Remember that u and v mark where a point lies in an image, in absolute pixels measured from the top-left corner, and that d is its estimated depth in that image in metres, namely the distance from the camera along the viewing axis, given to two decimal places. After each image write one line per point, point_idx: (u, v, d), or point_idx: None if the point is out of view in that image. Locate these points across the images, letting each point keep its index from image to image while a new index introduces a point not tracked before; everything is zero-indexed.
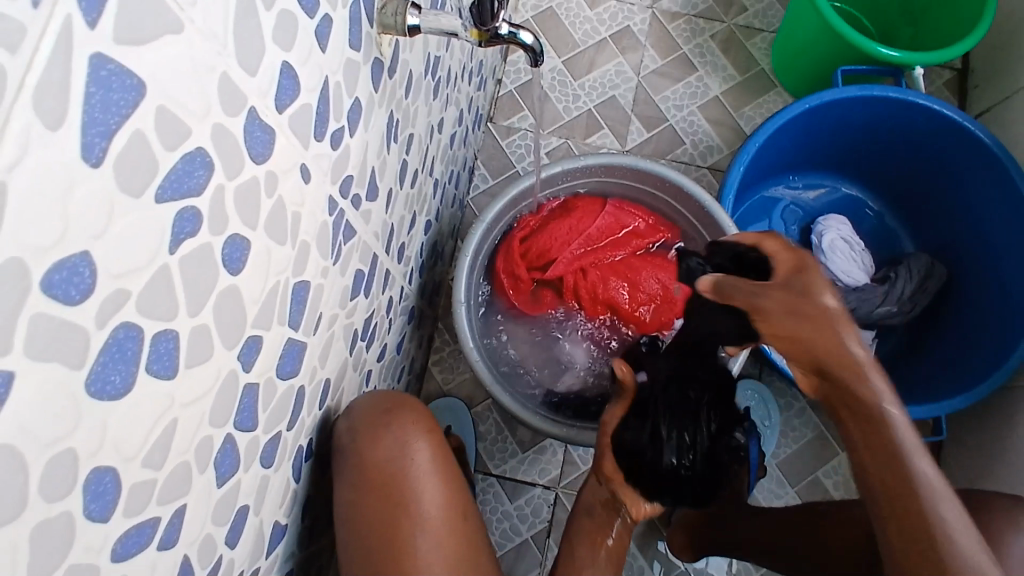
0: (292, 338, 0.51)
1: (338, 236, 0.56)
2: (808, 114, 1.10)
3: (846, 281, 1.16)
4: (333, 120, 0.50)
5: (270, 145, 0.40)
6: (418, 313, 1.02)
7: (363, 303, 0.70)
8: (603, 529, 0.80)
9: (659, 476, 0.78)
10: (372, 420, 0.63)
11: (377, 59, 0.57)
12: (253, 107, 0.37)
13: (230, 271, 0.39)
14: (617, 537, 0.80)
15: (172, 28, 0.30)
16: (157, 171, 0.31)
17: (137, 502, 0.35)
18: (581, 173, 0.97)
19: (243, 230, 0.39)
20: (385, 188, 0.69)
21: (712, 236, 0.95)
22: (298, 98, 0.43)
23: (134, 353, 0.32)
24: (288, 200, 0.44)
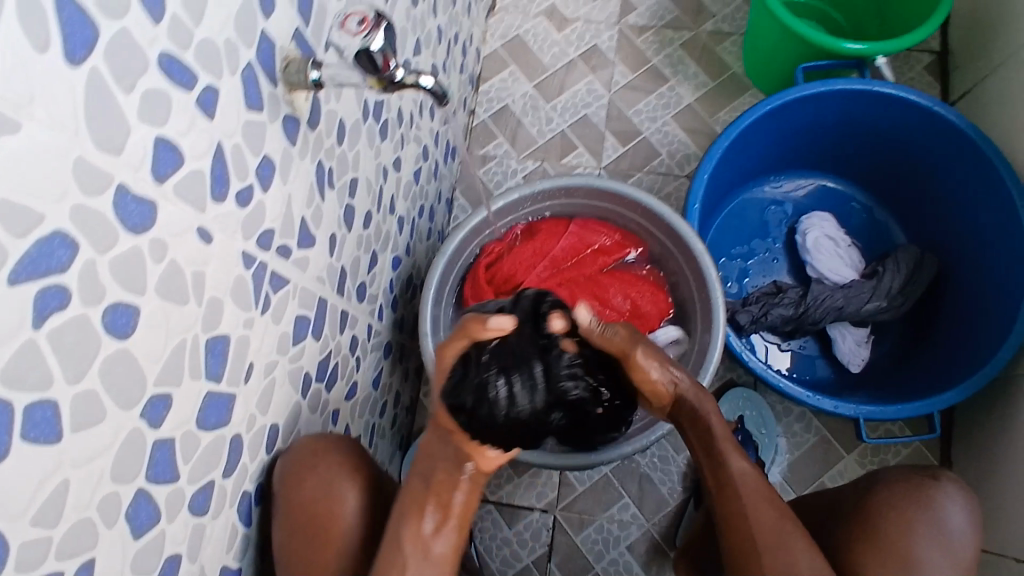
0: (215, 391, 0.53)
1: (264, 286, 0.59)
2: (772, 115, 1.09)
3: (834, 279, 1.13)
4: (236, 180, 0.52)
5: (151, 214, 0.43)
6: (398, 347, 1.05)
7: (314, 345, 0.72)
8: (442, 493, 0.68)
9: (479, 418, 0.64)
10: (304, 463, 0.64)
11: (288, 115, 0.60)
12: (122, 183, 0.40)
13: (116, 336, 0.41)
14: (461, 491, 0.69)
15: (7, 128, 0.33)
16: (8, 257, 0.34)
17: (30, 559, 0.38)
18: (543, 197, 0.97)
19: (127, 297, 0.42)
20: (325, 233, 0.71)
21: (675, 248, 0.95)
22: (182, 167, 0.46)
23: (5, 424, 0.35)
24: (184, 262, 0.47)
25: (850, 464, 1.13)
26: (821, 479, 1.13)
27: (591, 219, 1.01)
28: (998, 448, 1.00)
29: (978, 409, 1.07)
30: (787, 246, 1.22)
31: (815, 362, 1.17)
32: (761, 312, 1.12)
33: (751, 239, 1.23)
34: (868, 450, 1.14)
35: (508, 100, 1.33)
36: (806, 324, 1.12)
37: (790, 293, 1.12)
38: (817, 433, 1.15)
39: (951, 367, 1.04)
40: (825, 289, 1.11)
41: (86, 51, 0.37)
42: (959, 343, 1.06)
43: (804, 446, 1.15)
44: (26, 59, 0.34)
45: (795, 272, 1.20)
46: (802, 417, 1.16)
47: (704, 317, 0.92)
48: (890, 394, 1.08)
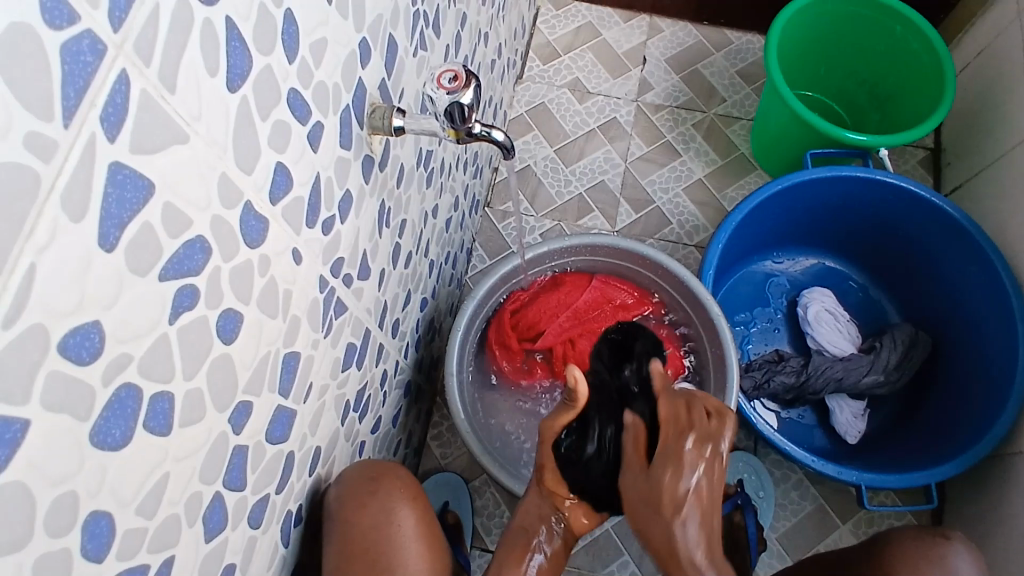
0: (282, 405, 0.56)
1: (329, 311, 0.62)
2: (782, 195, 1.17)
3: (833, 351, 1.19)
4: (324, 210, 0.56)
5: (262, 232, 0.46)
6: (415, 387, 1.07)
7: (356, 374, 0.75)
8: (530, 541, 0.79)
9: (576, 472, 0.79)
10: (362, 487, 0.68)
11: (367, 156, 0.64)
12: (248, 201, 0.44)
13: (223, 340, 0.44)
14: (551, 548, 0.80)
15: (178, 138, 0.36)
16: (162, 254, 0.36)
17: (129, 547, 0.39)
18: (569, 252, 1.03)
19: (236, 305, 0.45)
20: (378, 268, 0.75)
21: (693, 308, 1.00)
22: (289, 192, 0.50)
23: (133, 409, 0.37)
24: (279, 278, 0.50)
25: (845, 534, 1.16)
26: (817, 547, 1.15)
27: (612, 276, 1.07)
28: (989, 524, 1.04)
29: (969, 485, 1.11)
30: (788, 317, 1.28)
31: (813, 432, 1.21)
32: (764, 379, 1.17)
33: (754, 308, 1.29)
34: (863, 519, 1.16)
35: (529, 161, 1.41)
36: (807, 392, 1.16)
37: (791, 362, 1.18)
38: (813, 501, 1.18)
39: (944, 441, 1.09)
40: (825, 360, 1.16)
41: (241, 81, 0.41)
42: (950, 419, 1.11)
43: (801, 513, 1.18)
44: (199, 80, 0.37)
45: (795, 343, 1.26)
46: (800, 484, 1.19)
47: (718, 374, 0.96)
48: (885, 463, 1.12)
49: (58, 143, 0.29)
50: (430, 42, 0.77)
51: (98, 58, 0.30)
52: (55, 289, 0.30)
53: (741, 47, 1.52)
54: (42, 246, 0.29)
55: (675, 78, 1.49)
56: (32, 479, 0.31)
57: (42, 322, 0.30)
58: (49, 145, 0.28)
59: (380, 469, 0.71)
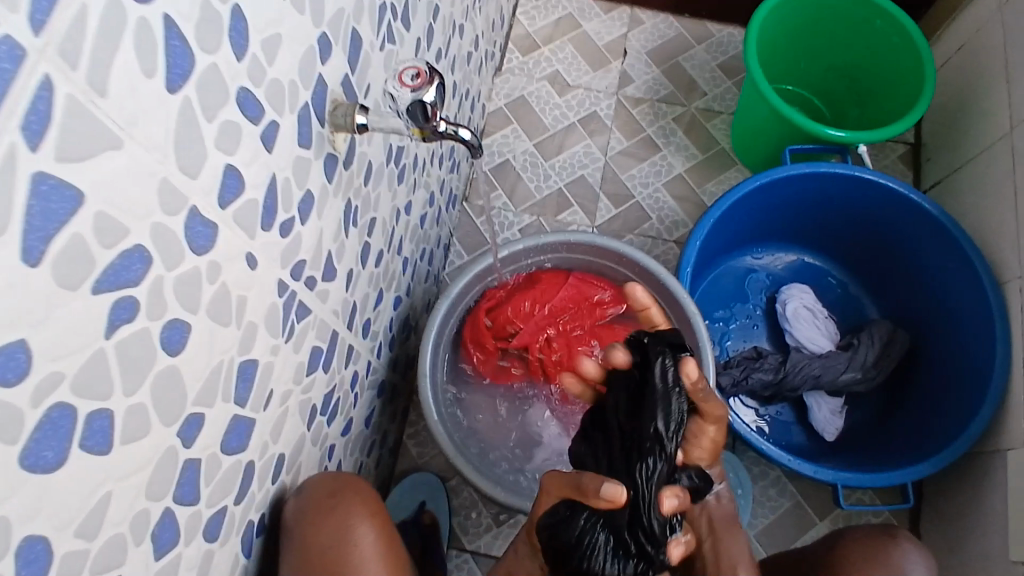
0: (239, 414, 0.54)
1: (291, 315, 0.60)
2: (761, 191, 1.16)
3: (812, 348, 1.19)
4: (282, 211, 0.54)
5: (210, 238, 0.44)
6: (390, 387, 1.05)
7: (323, 378, 0.73)
8: None
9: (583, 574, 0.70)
10: (319, 502, 0.66)
11: (330, 154, 0.62)
12: (194, 207, 0.42)
13: (168, 352, 0.42)
14: None
15: (112, 144, 0.34)
16: (95, 266, 0.34)
17: (69, 572, 0.37)
18: (546, 250, 1.01)
19: (182, 315, 0.43)
20: (345, 269, 0.73)
21: (671, 307, 0.99)
22: (240, 195, 0.47)
23: (69, 430, 0.34)
24: (232, 285, 0.48)
25: (821, 530, 1.16)
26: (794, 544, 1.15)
27: (589, 273, 1.05)
28: (964, 523, 1.04)
29: (944, 483, 1.12)
30: (767, 314, 1.27)
31: (790, 428, 1.21)
32: (741, 376, 1.16)
33: (734, 304, 1.28)
34: (840, 516, 1.17)
35: (508, 155, 1.39)
36: (784, 389, 1.16)
37: (769, 359, 1.17)
38: (791, 498, 1.18)
39: (921, 440, 1.09)
40: (803, 357, 1.16)
41: (184, 81, 0.39)
42: (927, 417, 1.11)
43: (779, 510, 1.18)
44: (135, 81, 0.35)
45: (774, 340, 1.25)
46: (778, 481, 1.19)
47: None
48: (862, 461, 1.12)
49: None
50: (398, 36, 0.75)
51: (17, 64, 0.28)
52: None
53: (722, 40, 1.51)
54: None
55: (656, 71, 1.47)
56: None
57: None
58: None
59: (337, 484, 0.69)
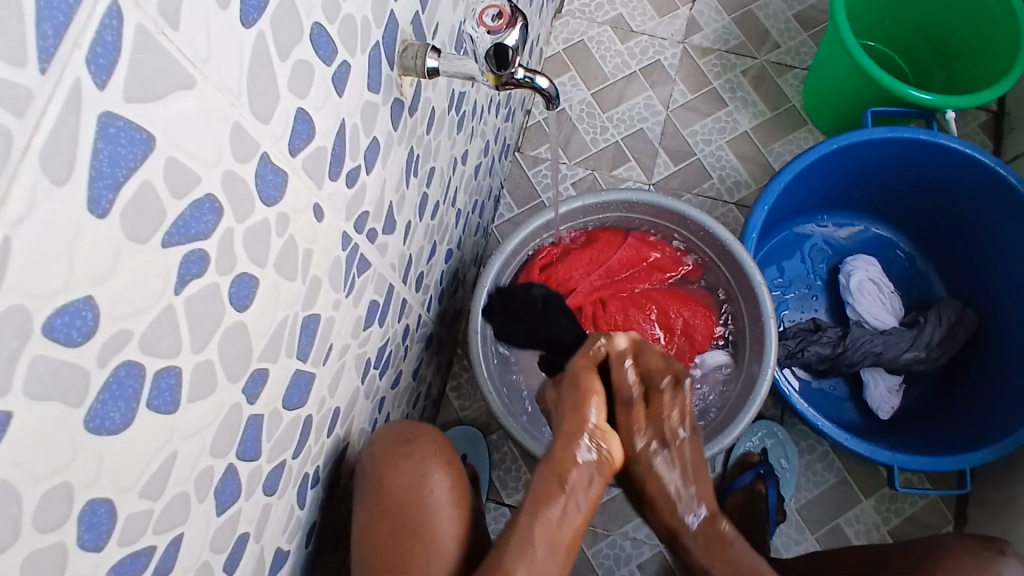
0: (300, 369, 0.52)
1: (352, 267, 0.58)
2: (835, 155, 1.09)
3: (874, 323, 1.13)
4: (349, 160, 0.51)
5: (281, 187, 0.42)
6: (437, 339, 1.03)
7: (377, 332, 0.71)
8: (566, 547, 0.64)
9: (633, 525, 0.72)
10: (396, 448, 0.66)
11: (397, 99, 0.59)
12: (265, 153, 0.39)
13: (236, 308, 0.40)
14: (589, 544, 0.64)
15: (184, 84, 0.31)
16: (165, 218, 0.32)
17: (132, 531, 0.36)
18: (605, 209, 0.97)
19: (252, 269, 0.41)
20: (403, 220, 0.70)
21: (733, 275, 0.94)
22: (311, 142, 0.44)
23: (135, 390, 0.33)
24: (299, 238, 0.46)
25: (867, 508, 1.13)
26: (837, 520, 1.12)
27: (649, 234, 1.01)
28: (1010, 515, 1.00)
29: (1001, 472, 1.07)
30: (828, 284, 1.22)
31: (843, 404, 1.17)
32: (797, 348, 1.12)
33: (793, 273, 1.23)
34: (886, 496, 1.13)
35: (565, 105, 1.33)
36: (841, 364, 1.11)
37: (829, 332, 1.12)
38: (837, 474, 1.15)
39: (983, 426, 1.04)
40: (865, 333, 1.10)
41: (258, 13, 0.35)
42: (989, 402, 1.06)
43: (823, 485, 1.15)
44: (209, 15, 0.31)
45: (833, 311, 1.20)
46: (825, 456, 1.16)
47: (755, 347, 0.92)
48: (918, 444, 1.08)
49: (33, 93, 0.24)
50: None
51: None
52: (36, 264, 0.26)
53: None
54: (17, 217, 0.25)
55: (727, 19, 1.38)
56: (18, 475, 0.28)
57: (23, 303, 0.26)
58: (23, 95, 0.24)
59: (413, 430, 0.69)
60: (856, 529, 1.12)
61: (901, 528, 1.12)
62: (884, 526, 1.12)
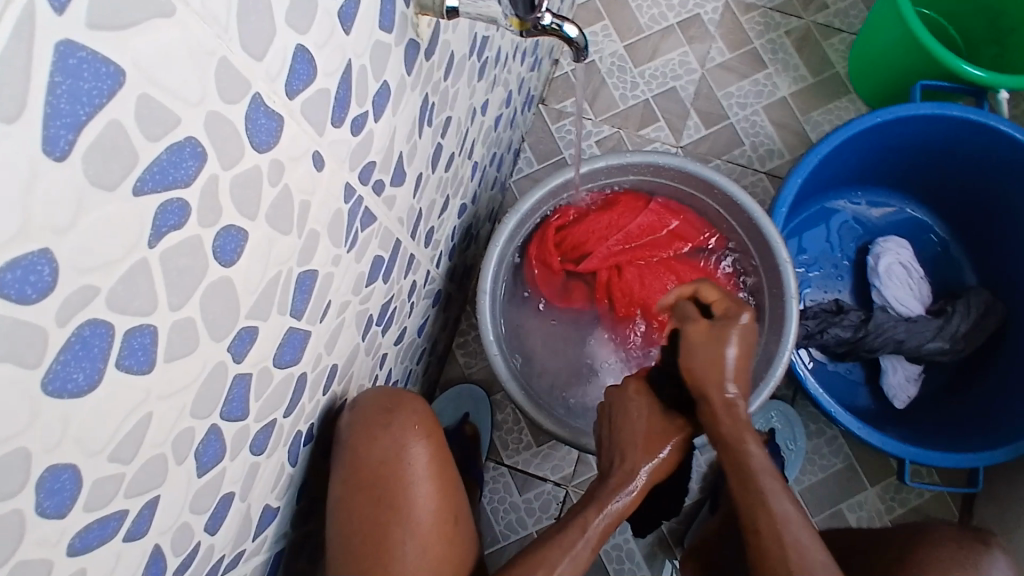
0: (294, 327, 0.49)
1: (355, 222, 0.54)
2: (876, 130, 1.02)
3: (897, 309, 1.08)
4: (355, 105, 0.47)
5: (276, 132, 0.38)
6: (445, 296, 1.01)
7: (381, 288, 0.68)
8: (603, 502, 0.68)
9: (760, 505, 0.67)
10: (374, 418, 0.65)
11: (412, 40, 0.54)
12: (257, 93, 0.35)
13: (221, 263, 0.37)
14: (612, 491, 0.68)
15: (162, 11, 0.27)
16: (138, 162, 0.28)
17: (102, 496, 0.34)
18: (626, 171, 0.91)
19: (239, 219, 0.37)
20: (414, 172, 0.66)
21: (758, 249, 0.89)
22: (312, 84, 0.40)
23: (102, 350, 0.30)
24: (295, 188, 0.42)
25: (871, 496, 1.10)
26: (839, 506, 1.10)
27: (673, 200, 0.95)
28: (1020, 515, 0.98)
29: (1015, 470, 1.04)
30: (855, 265, 1.16)
31: (858, 390, 1.13)
32: (816, 329, 1.08)
33: (820, 250, 1.17)
34: (892, 485, 1.11)
35: (595, 56, 1.25)
36: (861, 349, 1.07)
37: (850, 315, 1.07)
38: (845, 459, 1.12)
39: (1002, 422, 1.01)
40: (888, 319, 1.05)
41: None
42: (1008, 401, 1.02)
43: (830, 469, 1.12)
44: None
45: (858, 293, 1.15)
46: (833, 441, 1.13)
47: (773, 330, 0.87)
48: (931, 435, 1.05)
49: None
50: None
51: None
52: None
53: None
54: None
55: None
56: None
57: None
58: None
59: (397, 396, 0.69)
60: (858, 516, 1.10)
61: (904, 517, 1.10)
62: (887, 515, 1.10)
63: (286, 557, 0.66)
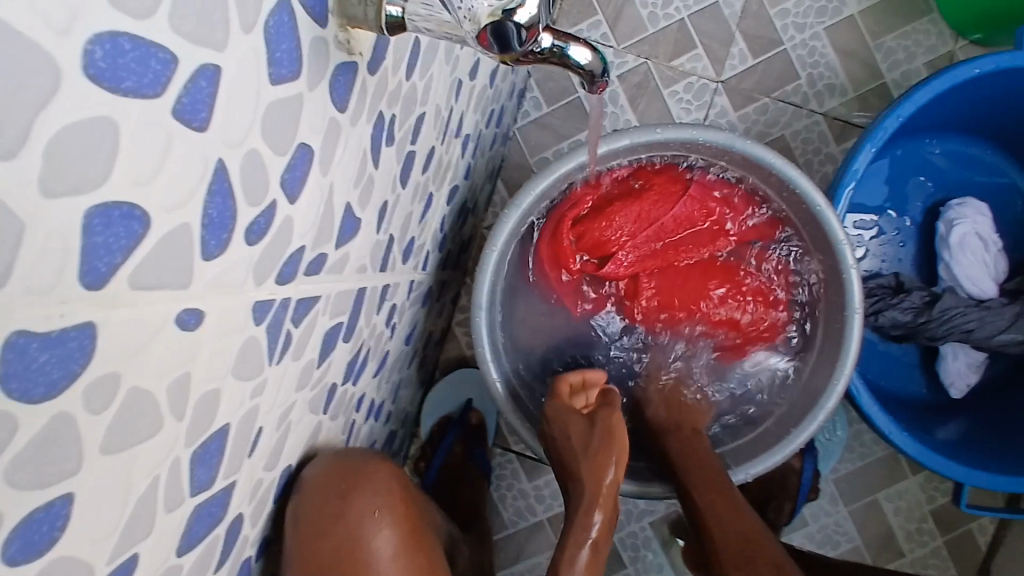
0: (206, 497, 0.37)
1: (283, 328, 0.40)
2: (972, 82, 0.83)
3: (968, 289, 0.91)
4: (246, 210, 0.31)
5: (86, 349, 0.23)
6: (438, 286, 0.86)
7: (343, 350, 0.54)
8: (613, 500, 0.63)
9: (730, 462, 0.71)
10: (325, 506, 0.49)
11: (339, 68, 0.36)
12: (21, 330, 0.20)
13: (25, 562, 0.24)
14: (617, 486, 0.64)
15: None
16: None
17: None
18: (660, 150, 0.72)
19: (50, 492, 0.24)
20: (373, 209, 0.50)
21: (819, 251, 0.74)
22: (146, 241, 0.25)
23: None
24: (152, 379, 0.28)
25: (913, 485, 1.01)
26: (876, 496, 1.01)
27: (717, 182, 0.77)
28: None
29: None
30: (921, 229, 0.98)
31: (910, 373, 0.99)
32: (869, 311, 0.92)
33: (884, 210, 0.98)
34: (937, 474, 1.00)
35: None
36: (920, 336, 0.91)
37: (913, 296, 0.91)
38: (887, 446, 1.01)
39: None
40: (958, 302, 0.89)
41: None
42: None
43: (870, 457, 1.02)
44: None
45: (922, 262, 0.98)
46: None
47: (828, 353, 0.74)
48: (991, 431, 0.91)
49: None
50: None
51: None
52: None
53: None
54: None
55: None
56: None
57: None
58: None
59: (359, 467, 0.53)
60: (896, 506, 1.01)
61: (946, 508, 1.00)
62: (928, 505, 1.01)
63: None
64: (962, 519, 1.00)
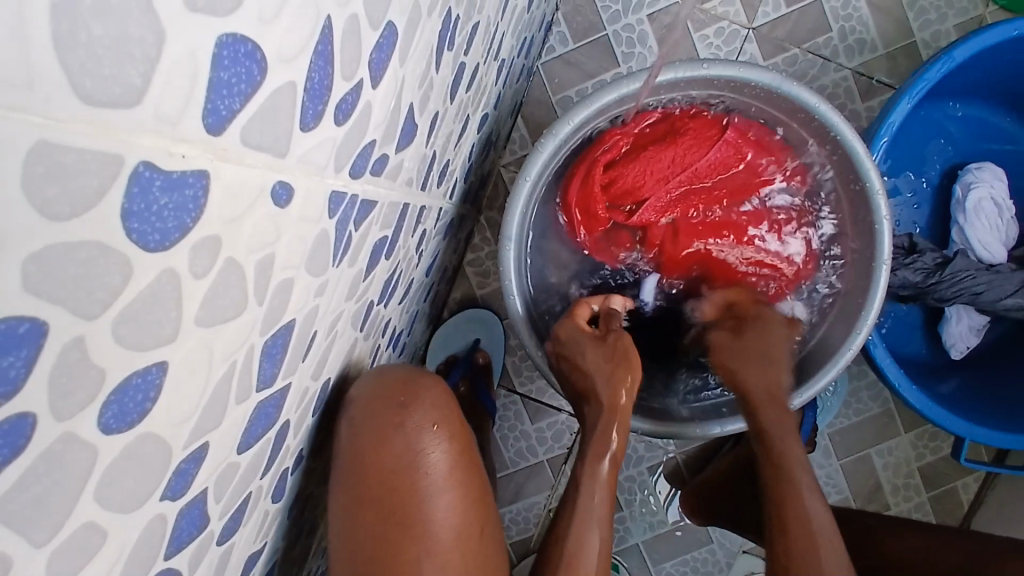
0: (268, 394, 0.35)
1: (347, 227, 0.38)
2: (1013, 41, 0.83)
3: (979, 253, 0.92)
4: (340, 85, 0.29)
5: (197, 201, 0.21)
6: (459, 219, 0.85)
7: (384, 267, 0.53)
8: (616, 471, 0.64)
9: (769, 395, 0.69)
10: (383, 411, 0.53)
11: None
12: (143, 161, 0.18)
13: (117, 432, 0.22)
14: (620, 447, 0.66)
15: None
16: None
17: None
18: (701, 85, 0.72)
19: (149, 357, 0.22)
20: (428, 116, 0.48)
21: (852, 199, 0.74)
22: (260, 92, 0.22)
23: None
24: (246, 252, 0.26)
25: (904, 441, 1.04)
26: (868, 450, 1.04)
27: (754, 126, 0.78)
28: None
29: None
30: (937, 192, 0.99)
31: (912, 333, 1.01)
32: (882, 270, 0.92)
33: (902, 171, 0.98)
34: (928, 433, 1.03)
35: None
36: (929, 296, 0.92)
37: (926, 257, 0.91)
38: (882, 404, 1.04)
39: None
40: (970, 265, 0.89)
41: None
42: None
43: (865, 414, 1.04)
44: None
45: (935, 226, 0.99)
46: (874, 384, 1.04)
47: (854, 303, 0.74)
48: (988, 394, 0.94)
49: None
50: None
51: None
52: None
53: None
54: None
55: None
56: None
57: None
58: None
59: (411, 382, 0.56)
60: (885, 461, 1.04)
61: (935, 465, 1.04)
62: (916, 461, 1.04)
63: (277, 562, 0.58)
64: (949, 477, 1.04)
